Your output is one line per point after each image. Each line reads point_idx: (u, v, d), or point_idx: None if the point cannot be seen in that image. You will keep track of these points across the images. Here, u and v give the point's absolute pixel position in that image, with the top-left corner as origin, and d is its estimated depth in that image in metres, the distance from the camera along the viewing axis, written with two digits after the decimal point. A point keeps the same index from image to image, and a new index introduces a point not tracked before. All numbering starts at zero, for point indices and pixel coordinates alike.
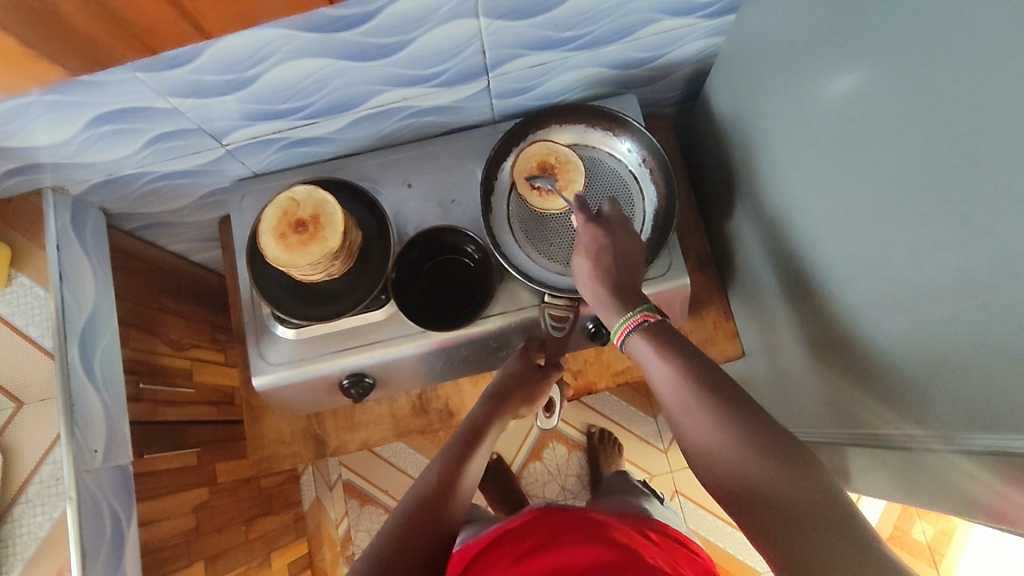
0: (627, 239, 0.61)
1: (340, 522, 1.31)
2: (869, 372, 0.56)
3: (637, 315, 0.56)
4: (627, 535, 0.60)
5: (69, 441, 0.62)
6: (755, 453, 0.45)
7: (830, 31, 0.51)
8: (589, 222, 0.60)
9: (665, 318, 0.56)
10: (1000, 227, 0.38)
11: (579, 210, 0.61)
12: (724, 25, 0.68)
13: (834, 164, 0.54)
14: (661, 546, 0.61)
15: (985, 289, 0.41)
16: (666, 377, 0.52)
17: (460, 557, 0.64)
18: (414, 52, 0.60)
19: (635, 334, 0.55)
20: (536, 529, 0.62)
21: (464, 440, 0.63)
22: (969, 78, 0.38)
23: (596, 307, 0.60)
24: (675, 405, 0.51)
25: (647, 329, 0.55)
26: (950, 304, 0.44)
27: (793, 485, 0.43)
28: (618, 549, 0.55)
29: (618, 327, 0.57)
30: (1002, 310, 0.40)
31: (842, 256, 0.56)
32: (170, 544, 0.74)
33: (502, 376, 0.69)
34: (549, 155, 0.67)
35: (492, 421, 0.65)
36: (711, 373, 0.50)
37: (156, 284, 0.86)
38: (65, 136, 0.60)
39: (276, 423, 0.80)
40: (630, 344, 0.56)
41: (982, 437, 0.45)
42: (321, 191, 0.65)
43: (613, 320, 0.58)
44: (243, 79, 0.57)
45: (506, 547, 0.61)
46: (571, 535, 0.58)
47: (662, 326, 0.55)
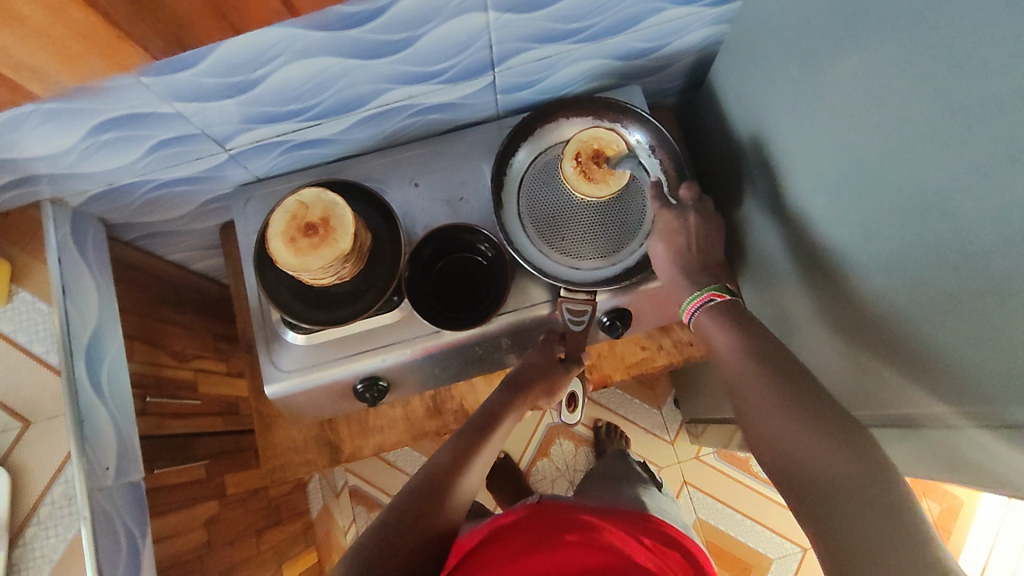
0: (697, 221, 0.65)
1: (349, 529, 1.30)
2: (885, 353, 0.56)
3: (704, 293, 0.60)
4: (625, 541, 0.61)
5: (79, 458, 0.60)
6: (801, 425, 0.47)
7: (843, 14, 0.51)
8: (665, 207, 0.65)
9: (734, 298, 0.60)
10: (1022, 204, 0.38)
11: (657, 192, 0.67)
12: (728, 12, 0.67)
13: (847, 147, 0.54)
14: (654, 550, 0.62)
15: (1002, 264, 0.41)
16: (728, 346, 0.56)
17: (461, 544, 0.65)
18: (421, 48, 0.59)
19: (702, 311, 0.60)
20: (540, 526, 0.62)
21: (479, 427, 0.64)
22: (987, 55, 0.38)
23: (669, 284, 0.65)
24: (730, 370, 0.54)
25: (714, 307, 0.59)
26: (965, 280, 0.45)
27: (834, 456, 0.44)
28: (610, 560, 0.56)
29: (688, 302, 0.62)
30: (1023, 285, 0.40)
31: (854, 238, 0.56)
32: (184, 559, 0.73)
33: (522, 365, 0.70)
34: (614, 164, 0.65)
35: (507, 407, 0.67)
36: (776, 344, 0.54)
37: (156, 295, 0.84)
38: (64, 145, 0.58)
39: (289, 431, 0.79)
40: (699, 320, 0.60)
41: (997, 413, 0.45)
42: (329, 193, 0.63)
43: (684, 296, 0.63)
44: (248, 82, 0.56)
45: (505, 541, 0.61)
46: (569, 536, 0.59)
47: (729, 305, 0.59)
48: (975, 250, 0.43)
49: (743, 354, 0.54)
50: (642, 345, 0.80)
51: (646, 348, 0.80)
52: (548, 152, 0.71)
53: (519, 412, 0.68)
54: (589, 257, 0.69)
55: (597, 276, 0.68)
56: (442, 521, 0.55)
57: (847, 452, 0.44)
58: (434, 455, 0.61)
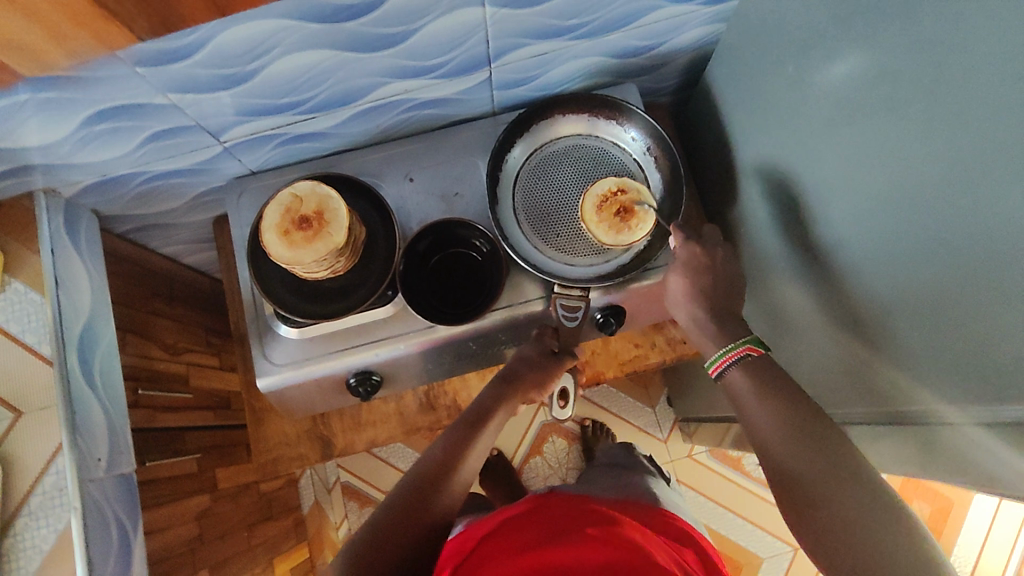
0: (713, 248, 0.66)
1: (341, 525, 1.30)
2: (874, 351, 0.57)
3: (739, 348, 0.59)
4: (637, 532, 0.61)
5: (71, 449, 0.60)
6: (848, 504, 0.48)
7: (837, 14, 0.51)
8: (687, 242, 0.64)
9: (768, 353, 0.59)
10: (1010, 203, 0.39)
11: (680, 233, 0.65)
12: (724, 12, 0.68)
13: (838, 145, 0.55)
14: (672, 546, 0.62)
15: (991, 261, 0.41)
16: (761, 418, 0.55)
17: (473, 533, 0.66)
18: (418, 42, 0.59)
19: (734, 366, 0.59)
20: (545, 522, 0.63)
21: (471, 425, 0.64)
22: (981, 52, 0.39)
23: (689, 328, 0.65)
24: (773, 451, 0.53)
25: (747, 362, 0.58)
26: (953, 277, 0.45)
27: (883, 540, 0.46)
28: (625, 550, 0.56)
29: (716, 359, 0.61)
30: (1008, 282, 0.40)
31: (846, 237, 0.57)
32: (175, 552, 0.73)
33: (514, 360, 0.71)
34: (617, 226, 0.64)
35: (498, 403, 0.67)
36: (807, 402, 0.54)
37: (148, 288, 0.84)
38: (58, 136, 0.58)
39: (281, 424, 0.79)
40: (727, 374, 0.60)
41: (983, 409, 0.45)
42: (324, 186, 0.63)
43: (713, 352, 0.62)
44: (243, 74, 0.56)
45: (513, 534, 0.62)
46: (589, 529, 0.59)
47: (763, 361, 0.58)
48: (962, 247, 0.43)
49: (787, 436, 0.53)
50: (635, 342, 0.81)
51: (639, 345, 0.80)
52: (543, 149, 0.71)
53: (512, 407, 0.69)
54: (583, 254, 0.69)
55: (590, 272, 0.68)
56: (434, 513, 0.55)
57: (898, 540, 0.46)
58: (427, 451, 0.61)
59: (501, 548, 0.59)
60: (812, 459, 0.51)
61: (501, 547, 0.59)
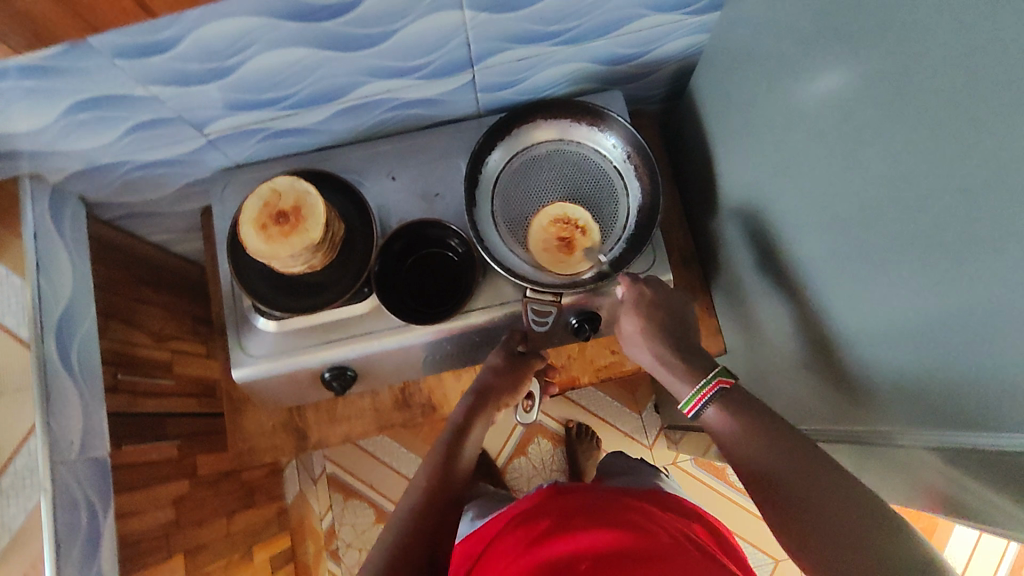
0: (665, 288, 0.66)
1: (325, 515, 1.31)
2: (838, 370, 0.57)
3: (712, 382, 0.57)
4: (640, 513, 0.64)
5: (43, 430, 0.62)
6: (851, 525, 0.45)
7: (809, 30, 0.51)
8: (635, 283, 0.65)
9: (738, 384, 0.57)
10: (965, 228, 0.39)
11: (625, 275, 0.65)
12: (708, 22, 0.68)
13: (809, 161, 0.55)
14: (680, 521, 0.66)
15: (945, 285, 0.41)
16: (752, 451, 0.51)
17: (490, 533, 0.70)
18: (398, 43, 0.59)
19: (711, 403, 0.56)
20: (547, 512, 0.66)
21: (452, 442, 0.64)
22: (940, 75, 0.38)
23: (656, 369, 0.64)
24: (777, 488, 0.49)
25: (723, 398, 0.56)
26: (912, 301, 0.45)
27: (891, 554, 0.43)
28: (635, 535, 0.59)
29: (691, 398, 0.58)
30: (963, 307, 0.40)
31: (814, 253, 0.57)
32: (149, 536, 0.74)
33: (483, 371, 0.70)
34: (543, 242, 0.69)
35: (475, 418, 0.67)
36: (781, 429, 0.52)
37: (135, 274, 0.85)
38: (42, 124, 0.59)
39: (258, 415, 0.80)
40: (706, 414, 0.57)
41: (940, 433, 0.45)
42: (303, 182, 0.64)
43: (686, 393, 0.59)
44: (224, 68, 0.57)
45: (520, 534, 0.64)
46: (579, 520, 0.62)
47: (735, 393, 0.56)
48: (920, 271, 0.43)
49: (784, 469, 0.49)
50: (612, 349, 0.81)
51: (616, 351, 0.81)
52: (523, 154, 0.72)
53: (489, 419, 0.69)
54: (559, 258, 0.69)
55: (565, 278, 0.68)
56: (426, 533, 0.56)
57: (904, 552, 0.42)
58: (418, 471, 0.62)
59: (512, 550, 0.62)
60: (815, 487, 0.47)
61: (511, 546, 0.63)
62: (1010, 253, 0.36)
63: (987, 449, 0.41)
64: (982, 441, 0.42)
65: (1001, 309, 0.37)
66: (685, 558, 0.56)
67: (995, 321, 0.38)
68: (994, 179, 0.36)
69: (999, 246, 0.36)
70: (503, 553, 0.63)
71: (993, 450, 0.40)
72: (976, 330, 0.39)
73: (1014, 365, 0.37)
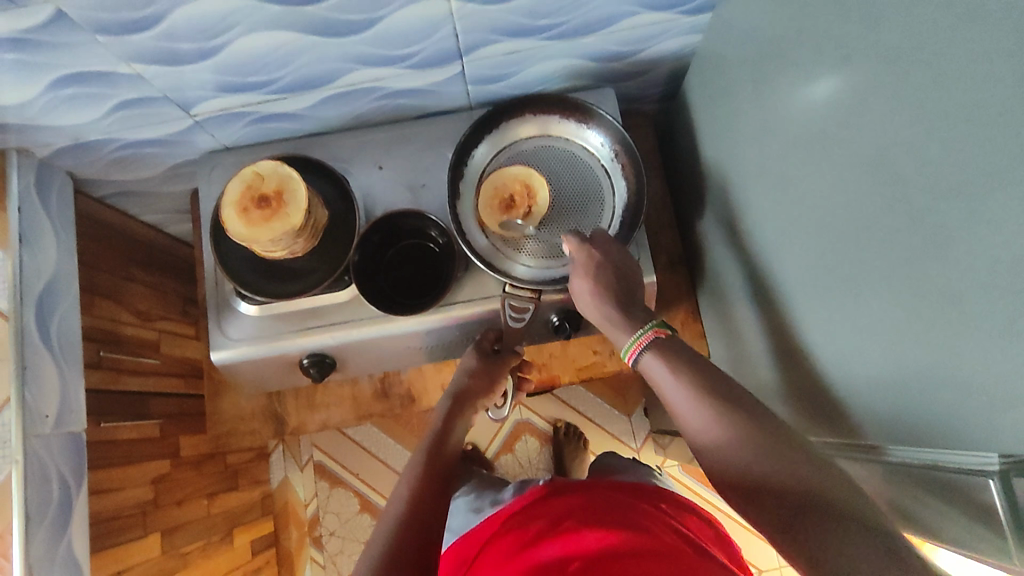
0: (617, 250, 0.63)
1: (310, 502, 1.29)
2: (812, 380, 0.56)
3: (648, 332, 0.57)
4: (628, 509, 0.63)
5: (18, 403, 0.62)
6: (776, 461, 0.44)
7: (794, 34, 0.50)
8: (583, 244, 0.62)
9: (675, 335, 0.57)
10: (932, 241, 0.38)
11: (571, 235, 0.62)
12: (701, 23, 0.67)
13: (792, 167, 0.54)
14: (671, 516, 0.66)
15: (913, 297, 0.40)
16: (696, 410, 0.49)
17: (483, 533, 0.70)
18: (384, 31, 0.59)
19: (646, 350, 0.56)
20: (538, 514, 0.66)
21: (435, 448, 0.64)
22: (915, 82, 0.38)
23: (602, 325, 0.61)
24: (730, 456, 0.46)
25: (658, 345, 0.55)
26: (879, 312, 0.44)
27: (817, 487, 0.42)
28: (625, 534, 0.58)
29: (628, 347, 0.58)
30: (928, 322, 0.39)
31: (790, 261, 0.56)
32: (125, 513, 0.74)
33: (461, 376, 0.71)
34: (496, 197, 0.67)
35: (454, 422, 0.68)
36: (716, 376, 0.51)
37: (124, 253, 0.85)
38: (27, 97, 0.59)
39: (237, 398, 0.80)
40: (643, 361, 0.56)
41: (905, 449, 0.44)
42: (286, 167, 0.64)
43: (624, 341, 0.59)
44: (210, 49, 0.57)
45: (513, 536, 0.64)
46: (570, 521, 0.62)
47: (671, 340, 0.56)
48: (888, 281, 0.42)
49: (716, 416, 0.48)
50: (593, 349, 0.80)
51: (597, 352, 0.80)
52: (510, 148, 0.71)
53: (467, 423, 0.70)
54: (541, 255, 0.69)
55: (545, 275, 0.68)
56: (421, 525, 0.55)
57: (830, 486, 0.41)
58: (403, 475, 0.62)
59: (504, 553, 0.62)
60: (756, 442, 0.45)
61: (502, 551, 0.63)
62: (978, 266, 0.35)
63: (944, 467, 0.40)
64: (940, 460, 0.41)
65: (965, 325, 0.36)
66: (662, 550, 0.56)
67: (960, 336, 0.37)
68: (964, 190, 0.35)
69: (966, 260, 0.36)
70: (495, 556, 0.63)
71: (953, 470, 0.39)
72: (939, 345, 0.39)
73: (978, 381, 0.36)
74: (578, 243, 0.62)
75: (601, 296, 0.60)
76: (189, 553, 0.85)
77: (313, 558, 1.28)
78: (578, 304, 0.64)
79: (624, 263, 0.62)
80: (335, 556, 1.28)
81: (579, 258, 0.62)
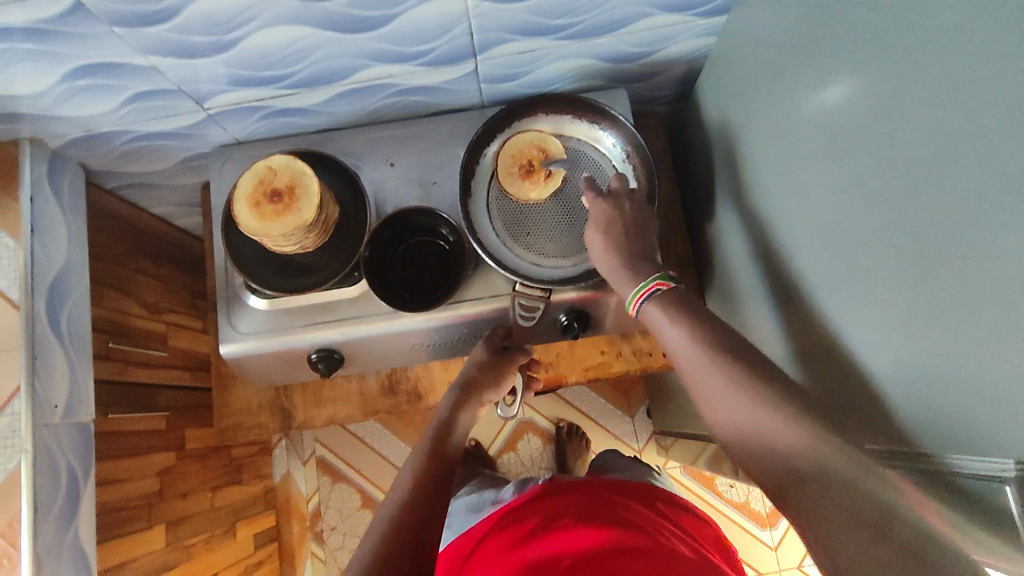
0: (635, 206, 0.65)
1: (311, 497, 1.30)
2: (834, 381, 0.56)
3: (651, 284, 0.58)
4: (622, 506, 0.64)
5: (28, 392, 0.63)
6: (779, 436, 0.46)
7: (814, 39, 0.50)
8: (599, 196, 0.64)
9: (679, 288, 0.57)
10: (964, 246, 0.38)
11: (588, 186, 0.65)
12: (716, 25, 0.67)
13: (812, 171, 0.54)
14: (667, 516, 0.66)
15: (946, 302, 0.41)
16: (706, 378, 0.51)
17: (480, 528, 0.70)
18: (400, 27, 0.59)
19: (650, 303, 0.57)
20: (533, 510, 0.66)
21: (438, 439, 0.64)
22: (947, 86, 0.38)
23: (608, 277, 0.62)
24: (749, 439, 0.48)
25: (662, 298, 0.56)
26: (913, 315, 0.44)
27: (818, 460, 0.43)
28: (622, 531, 0.59)
29: (634, 295, 0.59)
30: (963, 325, 0.39)
31: (815, 268, 0.56)
32: (130, 504, 0.74)
33: (469, 366, 0.70)
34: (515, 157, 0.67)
35: (458, 412, 0.68)
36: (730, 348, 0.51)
37: (134, 245, 0.86)
38: (42, 87, 0.59)
39: (244, 392, 0.80)
40: (648, 312, 0.57)
41: (929, 453, 0.45)
42: (299, 162, 0.64)
43: (629, 290, 0.59)
44: (225, 42, 0.57)
45: (509, 532, 0.65)
46: (566, 519, 0.62)
47: (675, 293, 0.57)
48: (921, 285, 0.42)
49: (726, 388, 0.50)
50: (601, 349, 0.80)
51: (606, 352, 0.80)
52: None
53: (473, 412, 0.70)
54: (551, 254, 0.69)
55: (555, 274, 0.68)
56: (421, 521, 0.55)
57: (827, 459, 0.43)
58: (404, 468, 0.62)
59: (499, 549, 0.63)
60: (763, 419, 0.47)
61: (498, 548, 0.63)
62: (1010, 272, 0.35)
63: (972, 475, 0.40)
64: (968, 465, 0.41)
65: (996, 334, 0.37)
66: (667, 555, 0.56)
67: (992, 339, 0.37)
68: (994, 195, 0.35)
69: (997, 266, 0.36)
70: (490, 552, 0.63)
71: (978, 476, 0.40)
72: (975, 349, 0.39)
73: (1007, 387, 0.36)
74: (592, 195, 0.64)
75: (610, 247, 0.61)
76: (192, 546, 0.86)
77: (314, 554, 1.28)
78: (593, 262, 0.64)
79: (638, 217, 0.64)
80: (335, 552, 1.28)
81: (593, 211, 0.64)
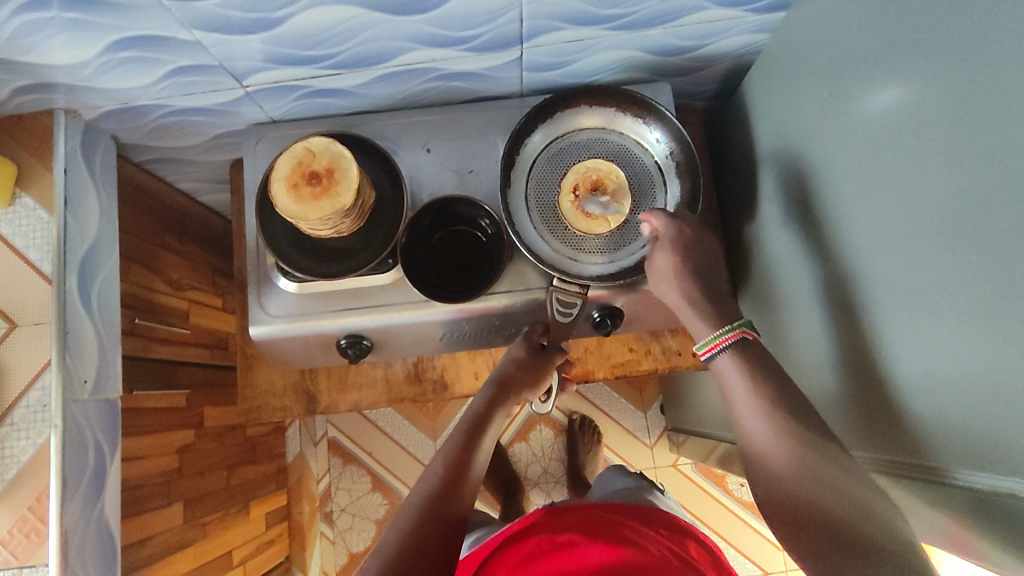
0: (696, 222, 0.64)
1: (322, 478, 1.30)
2: (868, 392, 0.55)
3: (735, 330, 0.57)
4: (640, 528, 0.63)
5: (60, 367, 0.62)
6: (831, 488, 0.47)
7: (877, 42, 0.49)
8: (672, 221, 0.63)
9: (758, 339, 0.58)
10: (1018, 267, 0.37)
11: (658, 213, 0.64)
12: (770, 22, 0.65)
13: (863, 178, 0.53)
14: (675, 535, 0.63)
15: (994, 322, 0.40)
16: (777, 443, 0.51)
17: (491, 536, 0.68)
18: (449, 12, 0.57)
19: (727, 350, 0.57)
20: (547, 521, 0.64)
21: (470, 434, 0.63)
22: (1014, 98, 0.36)
23: (679, 308, 0.62)
24: (773, 463, 0.50)
25: (740, 346, 0.56)
26: (959, 329, 0.43)
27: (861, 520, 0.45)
28: (635, 553, 0.58)
29: (708, 341, 0.58)
30: (1011, 345, 0.38)
31: (858, 273, 0.55)
32: (150, 482, 0.74)
33: (507, 363, 0.69)
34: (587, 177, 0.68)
35: (494, 410, 0.66)
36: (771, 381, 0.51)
37: (161, 220, 0.85)
38: (80, 58, 0.58)
39: (269, 373, 0.80)
40: (717, 359, 0.58)
41: (969, 475, 0.44)
42: (338, 145, 0.63)
43: (705, 334, 0.59)
44: (270, 20, 0.55)
45: (524, 539, 0.62)
46: (589, 534, 0.60)
47: (748, 344, 0.57)
48: (973, 305, 0.41)
49: (783, 439, 0.50)
50: (630, 346, 0.80)
51: (634, 350, 0.80)
52: (563, 138, 0.71)
53: (507, 411, 0.68)
54: (589, 250, 0.68)
55: (593, 271, 0.67)
56: (445, 522, 0.54)
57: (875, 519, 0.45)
58: (430, 465, 0.60)
59: (517, 557, 0.61)
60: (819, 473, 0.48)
61: (514, 555, 0.61)
62: None
63: (1006, 494, 0.40)
64: (1005, 486, 0.40)
65: None
66: None
67: None
68: None
69: None
70: (505, 562, 0.61)
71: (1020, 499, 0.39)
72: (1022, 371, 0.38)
73: None
74: (664, 219, 0.63)
75: (684, 276, 0.62)
76: (208, 523, 0.85)
77: (323, 533, 1.28)
78: (651, 282, 0.65)
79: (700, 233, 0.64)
80: (344, 533, 1.29)
81: (664, 233, 0.63)
